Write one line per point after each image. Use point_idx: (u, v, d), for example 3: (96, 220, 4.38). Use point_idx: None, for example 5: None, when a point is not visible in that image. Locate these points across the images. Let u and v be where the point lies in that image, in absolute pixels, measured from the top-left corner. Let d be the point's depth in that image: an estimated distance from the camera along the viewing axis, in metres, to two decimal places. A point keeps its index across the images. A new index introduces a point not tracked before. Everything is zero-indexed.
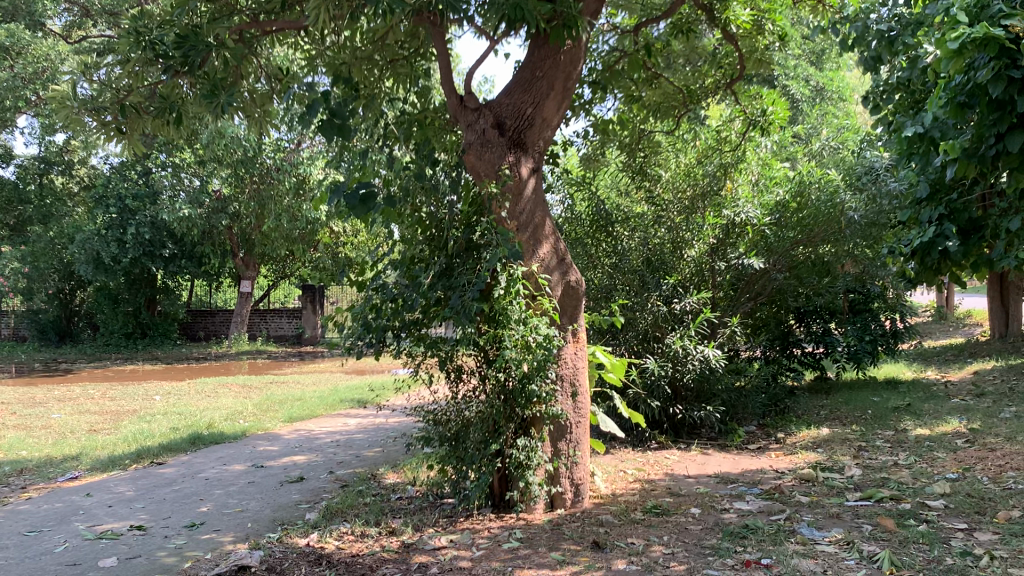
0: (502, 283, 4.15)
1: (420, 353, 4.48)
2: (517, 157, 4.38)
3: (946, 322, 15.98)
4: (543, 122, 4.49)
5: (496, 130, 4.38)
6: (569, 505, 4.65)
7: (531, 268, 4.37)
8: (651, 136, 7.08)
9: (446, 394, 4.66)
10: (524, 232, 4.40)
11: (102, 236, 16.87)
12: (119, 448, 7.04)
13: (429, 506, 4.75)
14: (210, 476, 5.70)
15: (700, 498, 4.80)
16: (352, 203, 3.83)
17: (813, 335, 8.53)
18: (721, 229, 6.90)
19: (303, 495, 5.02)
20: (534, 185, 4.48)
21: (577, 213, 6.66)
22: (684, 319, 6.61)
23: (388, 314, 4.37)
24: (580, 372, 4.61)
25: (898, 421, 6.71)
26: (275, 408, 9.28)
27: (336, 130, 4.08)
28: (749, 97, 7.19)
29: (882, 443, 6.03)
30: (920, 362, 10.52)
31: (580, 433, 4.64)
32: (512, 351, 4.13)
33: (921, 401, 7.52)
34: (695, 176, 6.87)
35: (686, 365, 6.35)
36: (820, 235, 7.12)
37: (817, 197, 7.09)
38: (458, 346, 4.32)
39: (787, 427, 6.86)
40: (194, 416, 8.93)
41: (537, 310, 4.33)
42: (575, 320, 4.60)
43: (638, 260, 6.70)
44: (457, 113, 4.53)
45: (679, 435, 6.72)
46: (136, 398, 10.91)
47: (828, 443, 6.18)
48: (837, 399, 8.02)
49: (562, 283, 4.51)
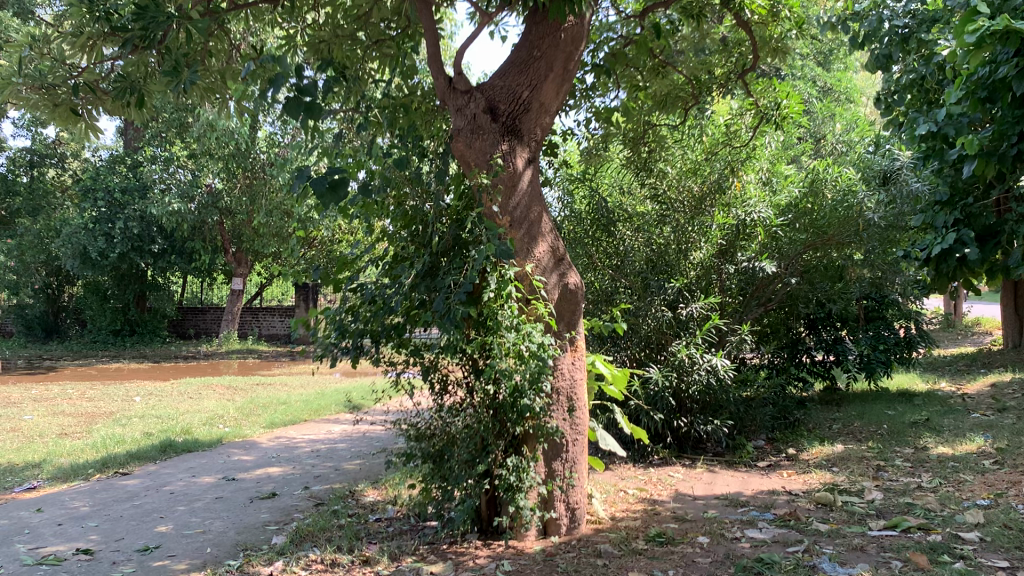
0: (492, 286, 3.74)
1: (403, 360, 4.06)
2: (511, 146, 3.92)
3: (955, 329, 15.57)
4: (541, 107, 4.03)
5: (488, 115, 3.92)
6: (564, 532, 4.20)
7: (526, 269, 3.92)
8: (656, 129, 6.63)
9: (430, 406, 4.23)
10: (518, 228, 3.97)
11: (89, 230, 16.30)
12: (85, 455, 6.59)
13: (409, 530, 4.32)
14: (175, 489, 5.26)
15: (708, 524, 4.37)
16: (320, 188, 3.31)
17: (823, 344, 8.09)
18: (730, 230, 6.46)
19: (272, 515, 4.57)
20: (529, 178, 4.03)
21: (577, 212, 6.35)
22: (690, 326, 6.16)
23: (365, 318, 3.95)
24: (578, 384, 4.17)
25: (917, 437, 6.28)
26: (257, 412, 8.84)
27: (303, 108, 3.48)
28: (761, 88, 6.80)
29: (902, 463, 5.60)
30: (933, 373, 10.07)
31: (577, 452, 4.21)
32: (502, 361, 3.73)
33: (940, 416, 7.08)
34: (703, 173, 6.45)
35: (691, 375, 5.92)
36: (836, 239, 6.54)
37: (831, 197, 6.66)
38: (443, 353, 3.90)
39: (799, 443, 6.42)
40: (172, 420, 8.48)
41: (531, 316, 3.91)
42: (573, 326, 4.16)
43: (642, 261, 6.27)
44: (445, 96, 4.07)
45: (683, 449, 6.29)
46: (115, 399, 10.45)
47: (844, 461, 5.75)
48: (850, 411, 7.57)
49: (558, 287, 4.07)
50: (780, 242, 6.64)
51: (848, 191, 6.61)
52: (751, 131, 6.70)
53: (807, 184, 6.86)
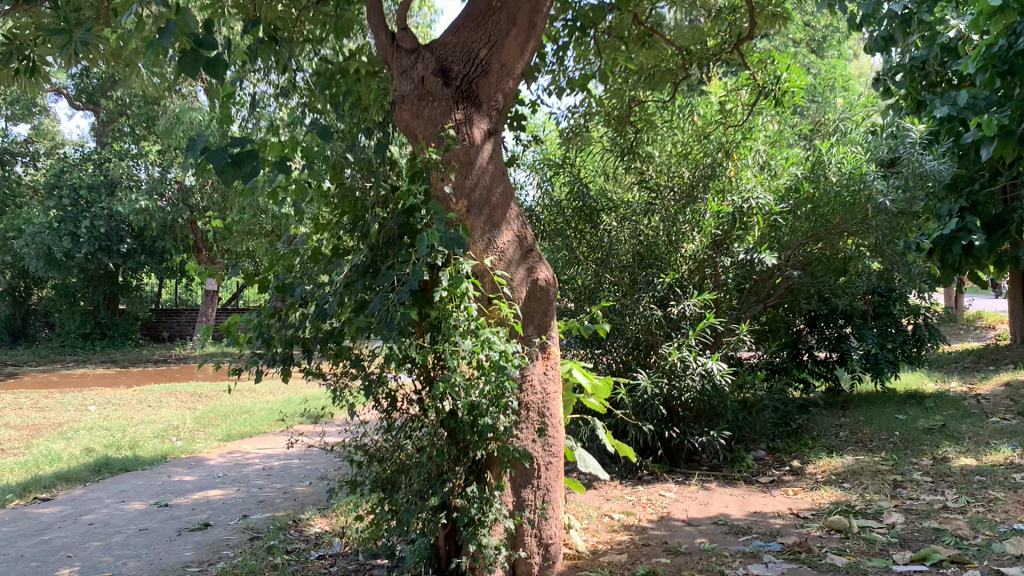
0: (444, 283, 3.11)
1: (341, 373, 3.42)
2: (466, 114, 3.27)
3: (957, 322, 15.04)
4: (502, 69, 3.36)
5: (438, 77, 3.27)
6: (537, 573, 3.56)
7: (483, 262, 3.26)
8: (643, 106, 5.98)
9: (377, 426, 3.58)
10: (475, 214, 3.31)
11: (53, 228, 15.72)
12: (10, 476, 5.89)
13: (355, 572, 3.66)
14: (96, 519, 4.59)
15: (706, 559, 3.73)
16: (217, 163, 2.62)
17: (826, 341, 7.47)
18: (726, 219, 5.81)
19: (198, 553, 3.92)
20: (490, 153, 3.36)
21: (557, 201, 5.82)
22: (682, 326, 5.55)
23: (296, 323, 3.31)
24: (552, 399, 3.54)
25: (935, 447, 5.67)
26: (216, 423, 8.18)
27: (202, 65, 2.78)
28: (760, 61, 6.15)
29: (922, 477, 4.98)
30: (941, 372, 9.49)
31: (551, 478, 3.57)
32: (459, 373, 3.10)
33: (957, 420, 6.47)
34: (694, 157, 5.84)
35: (683, 381, 5.33)
36: (841, 227, 5.90)
37: (835, 180, 5.96)
38: (387, 363, 3.26)
39: (804, 454, 5.80)
40: (121, 433, 7.81)
41: (492, 318, 3.27)
42: (544, 331, 3.51)
43: (628, 255, 5.68)
44: (388, 56, 3.42)
45: (675, 463, 5.67)
46: (68, 409, 9.76)
47: (856, 476, 5.13)
48: (857, 416, 6.95)
49: (526, 283, 3.40)
50: (780, 232, 5.98)
51: (853, 174, 5.90)
52: (748, 109, 6.06)
53: (807, 165, 6.14)
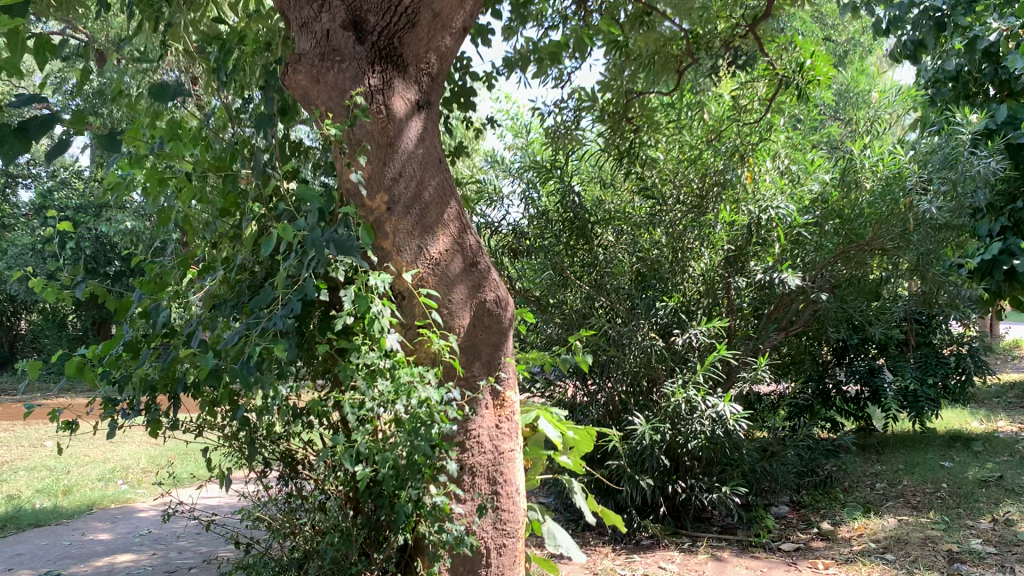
0: (346, 307, 2.25)
1: (222, 427, 2.56)
2: (384, 80, 2.45)
3: (995, 352, 13.86)
4: (433, 20, 2.51)
5: (348, 31, 2.45)
6: None
7: (405, 278, 2.42)
8: (644, 102, 5.08)
9: (276, 497, 2.71)
10: (397, 212, 2.47)
11: (36, 252, 15.05)
12: None
13: None
14: None
15: None
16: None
17: (857, 374, 6.56)
18: (741, 233, 4.95)
19: None
20: (419, 132, 2.52)
21: (546, 215, 4.94)
22: (690, 358, 4.76)
23: (156, 362, 2.46)
24: (506, 460, 2.66)
25: (993, 506, 4.73)
26: (171, 463, 7.33)
27: None
28: (780, 49, 5.25)
29: (983, 547, 4.05)
30: (985, 408, 8.54)
31: (506, 566, 2.68)
32: (364, 431, 2.26)
33: (1014, 470, 5.51)
34: (702, 162, 4.94)
35: (689, 426, 4.44)
36: (879, 242, 4.92)
37: (868, 188, 5.03)
38: (273, 418, 2.39)
39: (836, 513, 4.87)
40: (62, 475, 6.97)
41: (418, 354, 2.43)
42: (496, 369, 2.64)
43: (627, 276, 4.92)
44: (285, 4, 2.58)
45: (681, 523, 4.76)
46: (21, 444, 8.97)
47: (900, 545, 4.20)
48: (895, 463, 6.01)
49: (467, 305, 2.54)
50: (805, 249, 5.07)
51: (891, 178, 4.97)
52: (765, 105, 5.16)
53: (837, 170, 5.21)
